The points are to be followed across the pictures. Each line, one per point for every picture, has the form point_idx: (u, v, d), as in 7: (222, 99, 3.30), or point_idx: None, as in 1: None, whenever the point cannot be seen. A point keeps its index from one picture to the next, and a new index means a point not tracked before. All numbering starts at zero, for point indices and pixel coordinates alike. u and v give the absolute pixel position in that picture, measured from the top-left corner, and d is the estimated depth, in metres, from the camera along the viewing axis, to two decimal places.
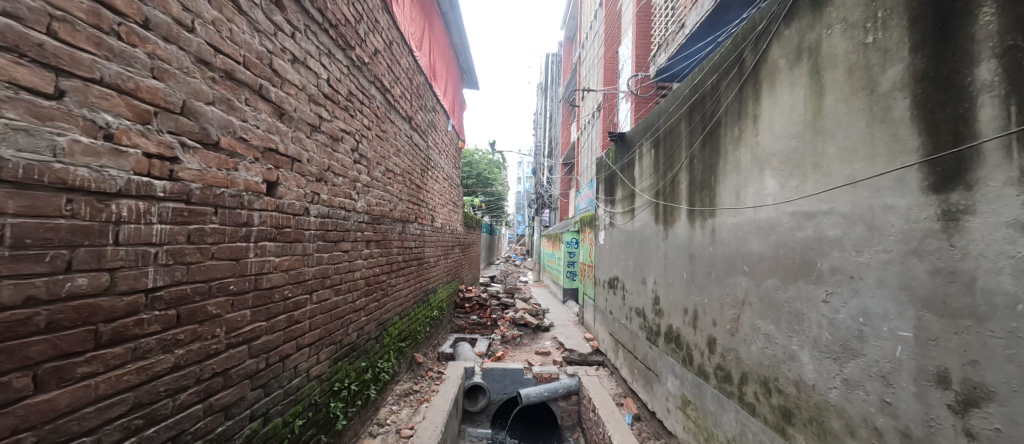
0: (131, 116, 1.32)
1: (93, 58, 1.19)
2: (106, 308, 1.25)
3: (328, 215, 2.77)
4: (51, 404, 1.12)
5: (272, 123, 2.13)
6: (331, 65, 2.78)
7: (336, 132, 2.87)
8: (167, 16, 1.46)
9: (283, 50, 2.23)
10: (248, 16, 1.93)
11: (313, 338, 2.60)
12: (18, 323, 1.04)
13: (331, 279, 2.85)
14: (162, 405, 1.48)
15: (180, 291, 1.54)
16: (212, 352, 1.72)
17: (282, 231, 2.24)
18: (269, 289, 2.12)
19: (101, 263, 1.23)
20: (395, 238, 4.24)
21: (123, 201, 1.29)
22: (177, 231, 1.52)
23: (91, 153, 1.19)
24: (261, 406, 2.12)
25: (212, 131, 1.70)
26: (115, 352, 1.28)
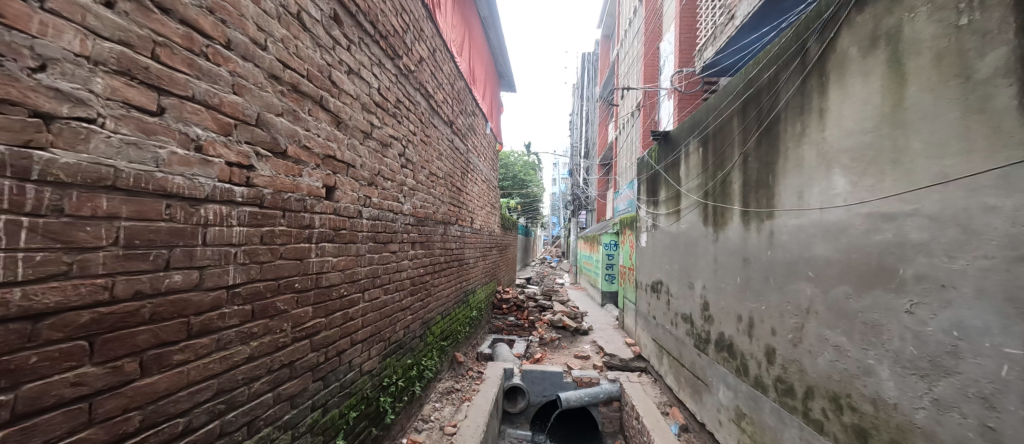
0: (215, 128, 1.46)
1: (186, 78, 1.32)
2: (195, 303, 1.37)
3: (378, 217, 2.89)
4: (153, 387, 1.23)
5: (331, 132, 2.26)
6: (381, 74, 2.91)
7: (385, 138, 3.00)
8: (245, 36, 1.60)
9: (340, 63, 2.37)
10: (310, 32, 2.07)
11: (365, 334, 2.74)
12: (128, 314, 1.15)
13: (381, 278, 2.97)
14: (240, 392, 1.62)
15: (254, 288, 1.67)
16: (281, 344, 1.86)
17: (339, 233, 2.37)
18: (328, 287, 2.25)
19: (192, 261, 1.35)
20: (438, 240, 4.35)
21: (210, 206, 1.43)
22: (251, 232, 1.65)
23: (185, 163, 1.32)
24: (321, 398, 2.25)
25: (281, 140, 1.84)
26: (201, 343, 1.41)
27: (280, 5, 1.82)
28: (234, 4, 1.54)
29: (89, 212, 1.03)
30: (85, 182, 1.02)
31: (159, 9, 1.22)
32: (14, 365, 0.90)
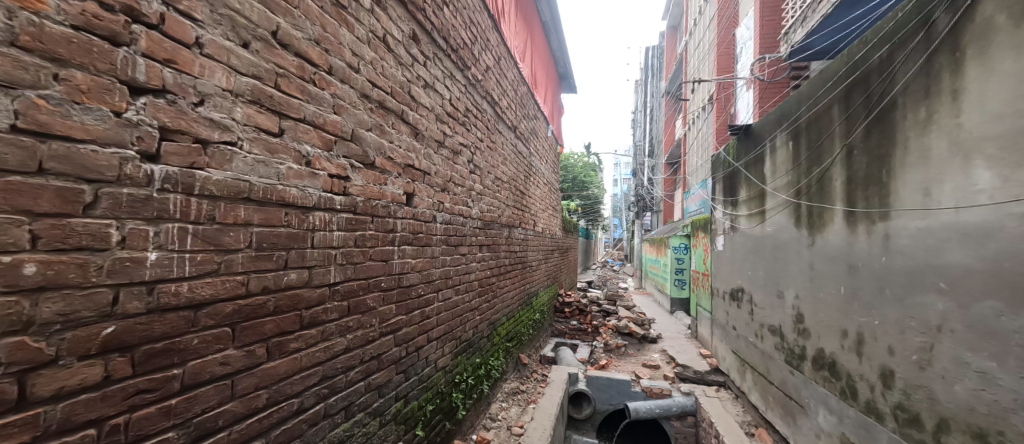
0: (321, 145, 1.65)
1: (299, 102, 1.51)
2: (305, 298, 1.56)
3: (450, 221, 3.05)
4: (276, 369, 1.42)
5: (410, 143, 2.43)
6: (452, 86, 3.06)
7: (456, 146, 3.14)
8: (343, 62, 1.79)
9: (418, 78, 2.54)
10: (394, 52, 2.25)
11: (439, 332, 2.89)
12: (259, 306, 1.33)
13: (452, 279, 3.12)
14: (339, 379, 1.81)
15: (349, 286, 1.85)
16: (370, 338, 2.04)
17: (417, 236, 2.53)
18: (408, 287, 2.42)
19: (303, 262, 1.54)
20: (503, 243, 4.45)
21: (316, 213, 1.62)
22: (348, 236, 1.84)
23: (299, 176, 1.51)
24: (403, 389, 2.42)
25: (370, 153, 2.03)
26: (309, 333, 1.60)
27: (369, 31, 2.01)
28: (334, 34, 1.73)
29: (232, 220, 1.21)
30: (226, 195, 1.18)
31: (279, 45, 1.41)
32: (182, 345, 1.07)
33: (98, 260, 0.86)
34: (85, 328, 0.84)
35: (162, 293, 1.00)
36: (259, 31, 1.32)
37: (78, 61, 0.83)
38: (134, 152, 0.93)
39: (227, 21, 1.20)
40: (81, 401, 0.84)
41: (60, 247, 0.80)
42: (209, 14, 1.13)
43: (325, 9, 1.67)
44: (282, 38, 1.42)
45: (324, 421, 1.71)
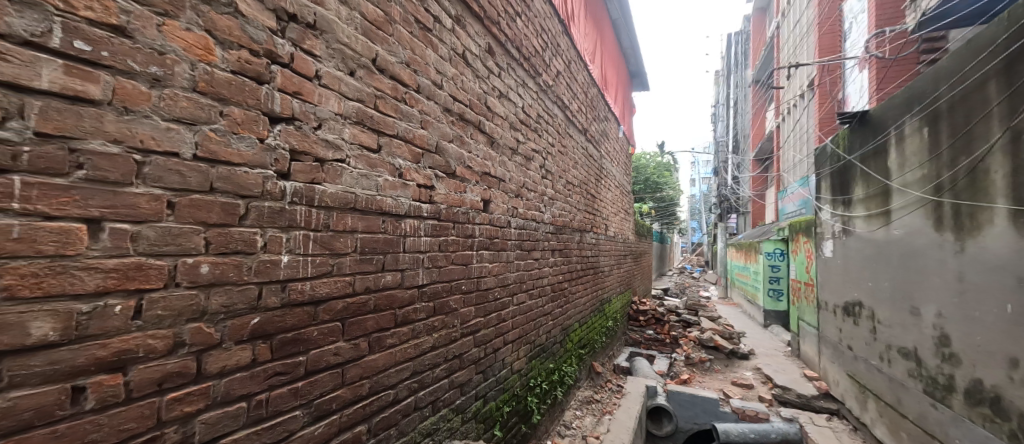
0: (410, 157, 1.79)
1: (393, 120, 1.66)
2: (399, 298, 1.70)
3: (523, 226, 3.09)
4: (376, 362, 1.57)
5: (486, 151, 2.52)
6: (525, 93, 3.12)
7: (529, 152, 3.19)
8: (429, 80, 1.93)
9: (493, 89, 2.62)
10: (472, 66, 2.36)
11: (515, 335, 2.94)
12: (362, 304, 1.49)
13: (526, 284, 3.16)
14: (427, 375, 1.93)
15: (434, 288, 1.98)
16: (453, 338, 2.15)
17: (493, 240, 2.61)
18: (485, 290, 2.51)
19: (397, 265, 1.69)
20: (575, 247, 4.39)
21: (407, 220, 1.76)
22: (433, 241, 1.96)
23: (393, 187, 1.65)
24: (482, 389, 2.50)
25: (452, 163, 2.14)
26: (402, 331, 1.73)
27: (451, 49, 2.13)
28: (421, 55, 1.87)
29: (342, 227, 1.37)
30: (338, 205, 1.35)
31: (378, 70, 1.56)
32: (306, 335, 1.23)
33: (248, 261, 1.03)
34: (239, 318, 1.02)
35: (292, 290, 1.17)
36: (362, 60, 1.48)
37: (235, 98, 1.01)
38: (272, 172, 1.11)
39: (338, 54, 1.36)
40: (236, 378, 1.02)
41: (222, 251, 0.97)
42: (325, 50, 1.30)
43: (414, 33, 1.81)
44: (380, 64, 1.57)
45: (414, 413, 1.84)
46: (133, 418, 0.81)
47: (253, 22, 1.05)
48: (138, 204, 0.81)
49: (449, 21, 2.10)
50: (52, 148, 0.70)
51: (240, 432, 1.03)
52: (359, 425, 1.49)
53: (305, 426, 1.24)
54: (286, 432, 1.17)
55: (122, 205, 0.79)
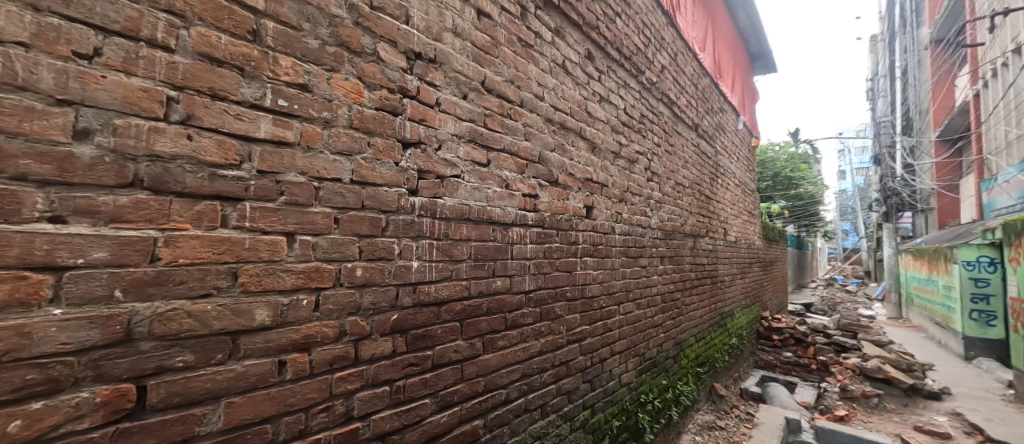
0: (516, 169, 1.88)
1: (500, 135, 1.77)
2: (507, 302, 1.80)
3: (629, 232, 2.97)
4: (490, 361, 1.68)
5: (589, 157, 2.50)
6: (627, 94, 3.01)
7: (632, 154, 3.06)
8: (531, 93, 2.00)
9: (594, 94, 2.59)
10: (572, 75, 2.37)
11: (622, 346, 2.83)
12: (476, 307, 1.61)
13: (633, 293, 3.02)
14: (535, 379, 1.98)
15: (541, 294, 2.03)
16: (559, 344, 2.17)
17: (597, 247, 2.57)
18: (590, 298, 2.48)
19: (506, 271, 1.79)
20: (687, 254, 4.03)
21: (514, 228, 1.85)
22: (538, 248, 2.02)
23: (501, 198, 1.76)
24: (589, 399, 2.45)
25: (554, 171, 2.17)
26: (512, 334, 1.82)
27: (551, 60, 2.18)
28: (524, 71, 1.95)
29: (459, 236, 1.52)
30: (455, 216, 1.50)
31: (486, 91, 1.69)
32: (432, 332, 1.39)
33: (388, 266, 1.22)
34: (383, 314, 1.21)
35: (421, 292, 1.34)
36: (473, 83, 1.62)
37: (378, 130, 1.21)
38: (404, 189, 1.29)
39: (453, 81, 1.52)
40: (382, 365, 1.20)
41: (370, 258, 1.17)
42: (443, 79, 1.46)
43: (517, 51, 1.91)
44: (488, 85, 1.70)
45: (525, 415, 1.90)
46: (315, 389, 1.02)
47: (390, 65, 1.25)
48: (316, 220, 1.03)
49: (549, 34, 2.16)
50: (266, 181, 0.94)
51: (385, 411, 1.21)
52: (476, 419, 1.61)
53: (433, 414, 1.39)
54: (419, 416, 1.33)
55: (306, 222, 1.01)
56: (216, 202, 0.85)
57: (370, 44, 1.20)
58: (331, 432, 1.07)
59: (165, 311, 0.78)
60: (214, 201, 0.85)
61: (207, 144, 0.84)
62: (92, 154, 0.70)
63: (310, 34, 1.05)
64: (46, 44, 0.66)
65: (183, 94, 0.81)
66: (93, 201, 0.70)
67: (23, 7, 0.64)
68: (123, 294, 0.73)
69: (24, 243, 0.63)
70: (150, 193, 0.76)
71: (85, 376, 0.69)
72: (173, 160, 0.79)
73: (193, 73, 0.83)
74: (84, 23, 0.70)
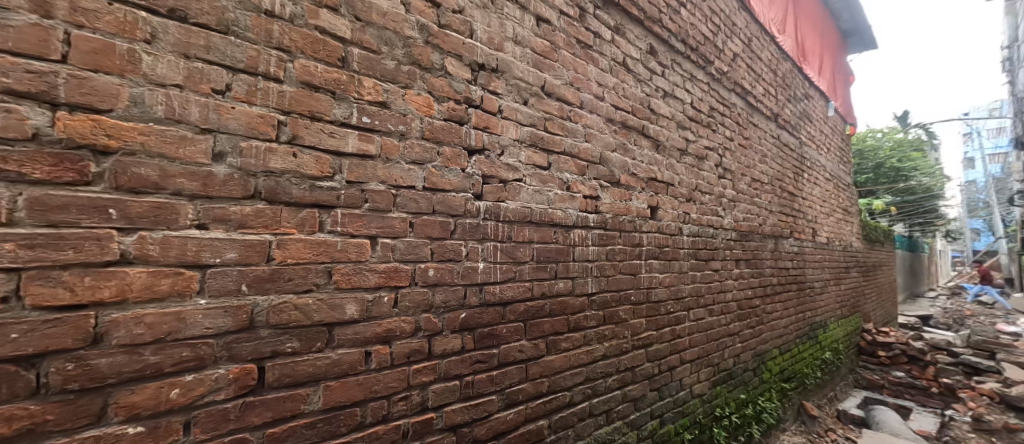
0: (577, 171, 1.87)
1: (560, 137, 1.78)
2: (570, 304, 1.80)
3: (698, 233, 2.80)
4: (554, 362, 1.69)
5: (653, 156, 2.40)
6: (694, 87, 2.84)
7: (701, 150, 2.88)
8: (591, 94, 1.98)
9: (657, 90, 2.49)
10: (633, 72, 2.30)
11: (693, 355, 2.67)
12: (540, 308, 1.64)
13: (705, 298, 2.84)
14: (600, 383, 1.95)
15: (604, 297, 2.00)
16: (624, 349, 2.11)
17: (664, 250, 2.46)
18: (656, 302, 2.38)
19: (568, 273, 1.79)
20: (767, 257, 3.69)
21: (575, 231, 1.84)
22: (601, 250, 1.99)
23: (562, 200, 1.76)
24: (658, 408, 2.35)
25: (616, 171, 2.13)
26: (575, 336, 1.82)
27: (612, 59, 2.14)
28: (584, 72, 1.94)
29: (522, 238, 1.55)
30: (518, 219, 1.54)
31: (546, 95, 1.72)
32: (497, 331, 1.44)
33: (457, 267, 1.29)
34: (453, 312, 1.28)
35: (487, 292, 1.40)
36: (533, 89, 1.65)
37: (447, 139, 1.29)
38: (470, 194, 1.36)
39: (515, 88, 1.56)
40: (452, 360, 1.27)
41: (441, 259, 1.25)
42: (505, 87, 1.52)
43: (576, 53, 1.90)
44: (548, 89, 1.72)
45: (590, 419, 1.88)
46: (395, 379, 1.12)
47: (456, 77, 1.33)
48: (394, 224, 1.13)
49: (608, 33, 2.13)
50: (353, 190, 1.05)
51: (456, 404, 1.28)
52: (541, 419, 1.63)
53: (500, 410, 1.44)
54: (486, 412, 1.39)
55: (386, 226, 1.11)
56: (314, 209, 0.98)
57: (438, 60, 1.29)
58: (409, 419, 1.15)
59: (277, 303, 0.91)
60: (312, 209, 0.97)
61: (308, 159, 0.97)
62: (225, 171, 0.84)
63: (388, 56, 1.16)
64: (194, 84, 0.82)
65: (290, 118, 0.94)
66: (225, 211, 0.84)
67: (178, 56, 0.80)
68: (247, 288, 0.86)
69: (180, 245, 0.78)
70: (265, 203, 0.90)
71: (221, 356, 0.83)
72: (282, 174, 0.93)
73: (297, 99, 0.96)
74: (218, 65, 0.85)
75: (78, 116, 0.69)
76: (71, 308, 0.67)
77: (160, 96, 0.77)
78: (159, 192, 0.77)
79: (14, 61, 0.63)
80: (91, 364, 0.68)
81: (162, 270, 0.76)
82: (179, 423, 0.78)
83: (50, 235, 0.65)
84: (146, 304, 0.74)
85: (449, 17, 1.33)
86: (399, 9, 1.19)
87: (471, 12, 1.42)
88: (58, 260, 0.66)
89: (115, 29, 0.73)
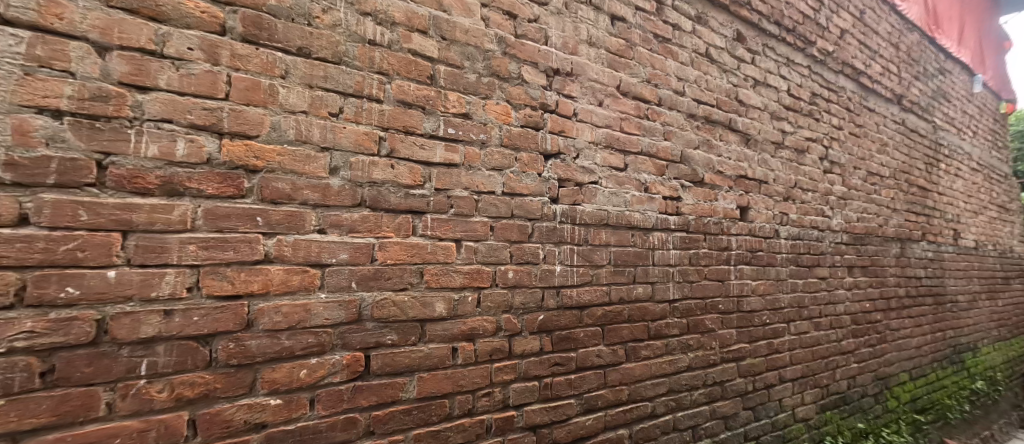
0: (656, 171, 1.78)
1: (637, 137, 1.71)
2: (651, 310, 1.72)
3: (799, 236, 2.49)
4: (634, 370, 1.63)
5: (742, 152, 2.20)
6: (791, 73, 2.54)
7: (801, 143, 2.56)
8: (670, 90, 1.88)
9: (747, 79, 2.28)
10: (718, 62, 2.13)
11: (795, 373, 2.37)
12: (618, 313, 1.59)
13: (808, 310, 2.51)
14: (685, 396, 1.82)
15: (687, 305, 1.87)
16: (712, 361, 1.96)
17: (757, 254, 2.23)
18: (749, 312, 2.17)
19: (647, 278, 1.71)
20: (890, 264, 3.14)
21: (655, 233, 1.76)
22: (683, 254, 1.87)
23: (639, 201, 1.69)
24: (753, 430, 2.12)
25: (699, 170, 1.98)
26: (656, 344, 1.73)
27: (693, 51, 2.01)
28: (662, 68, 1.85)
29: (598, 242, 1.53)
30: (594, 222, 1.52)
31: (621, 94, 1.67)
32: (575, 335, 1.44)
33: (534, 270, 1.32)
34: (531, 314, 1.31)
35: (564, 295, 1.40)
36: (609, 89, 1.62)
37: (524, 145, 1.33)
38: (547, 198, 1.37)
39: (589, 90, 1.55)
40: (532, 361, 1.30)
41: (520, 261, 1.28)
42: (580, 90, 1.51)
43: (654, 48, 1.82)
44: (623, 88, 1.68)
45: (674, 433, 1.77)
46: (479, 375, 1.18)
47: (532, 84, 1.37)
48: (477, 228, 1.19)
49: (689, 23, 2.00)
50: (441, 196, 1.13)
51: (536, 404, 1.30)
52: (621, 429, 1.57)
53: (579, 415, 1.43)
54: (565, 415, 1.38)
55: (469, 230, 1.17)
56: (408, 215, 1.07)
57: (515, 69, 1.33)
58: (493, 415, 1.20)
59: (379, 299, 1.01)
60: (407, 215, 1.07)
61: (402, 169, 1.07)
62: (339, 183, 0.97)
63: (470, 69, 1.23)
64: (316, 109, 0.95)
65: (388, 133, 1.05)
66: (338, 217, 0.97)
67: (305, 87, 0.95)
68: (356, 285, 0.98)
69: (306, 247, 0.92)
70: (370, 210, 1.01)
71: (337, 344, 0.95)
72: (382, 184, 1.03)
73: (394, 115, 1.06)
74: (334, 92, 0.98)
75: (236, 142, 0.85)
76: (231, 297, 0.83)
77: (292, 122, 0.92)
78: (291, 202, 0.91)
79: (195, 101, 0.81)
80: (246, 344, 0.84)
81: (294, 267, 0.90)
82: (306, 399, 0.90)
83: (217, 238, 0.82)
84: (283, 296, 0.89)
85: (525, 27, 1.38)
86: (480, 25, 1.26)
87: (546, 19, 1.44)
88: (224, 258, 0.82)
89: (260, 69, 0.89)
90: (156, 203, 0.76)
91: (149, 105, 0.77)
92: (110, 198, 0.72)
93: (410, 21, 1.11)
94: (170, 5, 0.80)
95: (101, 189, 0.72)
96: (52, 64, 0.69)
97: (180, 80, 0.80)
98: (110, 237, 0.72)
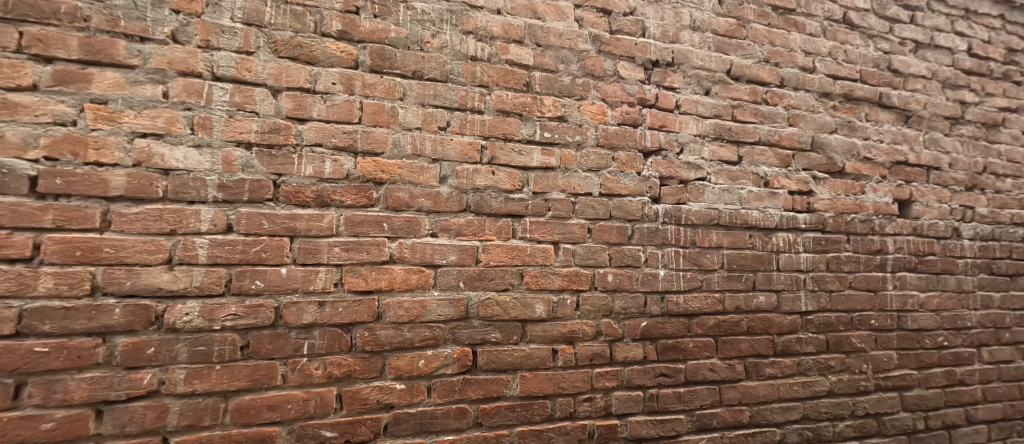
0: (779, 163, 1.56)
1: (753, 126, 1.52)
2: (777, 323, 1.50)
3: (994, 235, 1.93)
4: (756, 390, 1.43)
5: (898, 132, 1.80)
6: (973, 26, 1.99)
7: (992, 114, 1.99)
8: (795, 68, 1.62)
9: (904, 42, 1.85)
10: (860, 27, 1.78)
11: (991, 413, 1.83)
12: (734, 324, 1.42)
13: (1011, 333, 1.92)
14: (825, 427, 1.54)
15: (825, 318, 1.59)
16: (862, 388, 1.62)
17: (926, 259, 1.79)
18: (916, 331, 1.74)
19: (771, 285, 1.50)
20: None
21: (779, 234, 1.53)
22: (818, 258, 1.60)
23: (758, 198, 1.50)
24: None
25: (838, 158, 1.67)
26: (784, 362, 1.50)
27: (825, 19, 1.71)
28: (785, 43, 1.62)
29: (708, 244, 1.39)
30: (703, 222, 1.39)
31: (732, 80, 1.50)
32: (683, 345, 1.33)
33: (636, 273, 1.26)
34: (633, 320, 1.25)
35: (669, 301, 1.31)
36: (717, 75, 1.47)
37: (622, 144, 1.28)
38: (648, 197, 1.30)
39: (694, 79, 1.43)
40: (635, 369, 1.24)
41: (620, 264, 1.24)
42: (682, 80, 1.41)
43: (772, 23, 1.60)
44: (735, 72, 1.50)
45: None
46: (580, 379, 1.16)
47: (629, 80, 1.32)
48: (575, 231, 1.19)
49: None
50: (539, 200, 1.15)
51: (640, 416, 1.24)
52: None
53: (689, 433, 1.31)
54: (674, 432, 1.28)
55: (567, 232, 1.18)
56: (509, 219, 1.12)
57: (611, 66, 1.30)
58: (595, 422, 1.18)
59: (484, 299, 1.07)
60: (507, 219, 1.12)
61: (502, 175, 1.12)
62: (447, 191, 1.06)
63: (565, 72, 1.24)
64: (428, 125, 1.06)
65: (489, 142, 1.11)
66: (447, 222, 1.05)
67: (419, 106, 1.06)
68: (464, 285, 1.06)
69: (421, 249, 1.02)
70: (473, 215, 1.08)
71: (448, 338, 1.03)
72: (485, 190, 1.10)
73: (494, 124, 1.12)
74: (442, 107, 1.08)
75: (367, 159, 0.99)
76: (366, 292, 0.97)
77: (409, 138, 1.04)
78: (409, 209, 1.02)
79: (337, 127, 0.97)
80: (377, 334, 0.97)
81: (412, 267, 1.01)
82: (424, 387, 1.00)
83: (354, 241, 0.96)
84: (405, 292, 1.00)
85: (620, 22, 1.33)
86: (574, 27, 1.26)
87: (643, 10, 1.37)
88: (360, 259, 0.96)
89: (384, 94, 1.03)
90: (312, 213, 0.93)
91: (306, 133, 0.94)
92: (282, 210, 0.91)
93: (507, 33, 1.17)
94: (320, 49, 0.98)
95: (276, 203, 0.91)
96: (245, 107, 0.91)
97: (327, 110, 0.97)
98: (282, 242, 0.90)
